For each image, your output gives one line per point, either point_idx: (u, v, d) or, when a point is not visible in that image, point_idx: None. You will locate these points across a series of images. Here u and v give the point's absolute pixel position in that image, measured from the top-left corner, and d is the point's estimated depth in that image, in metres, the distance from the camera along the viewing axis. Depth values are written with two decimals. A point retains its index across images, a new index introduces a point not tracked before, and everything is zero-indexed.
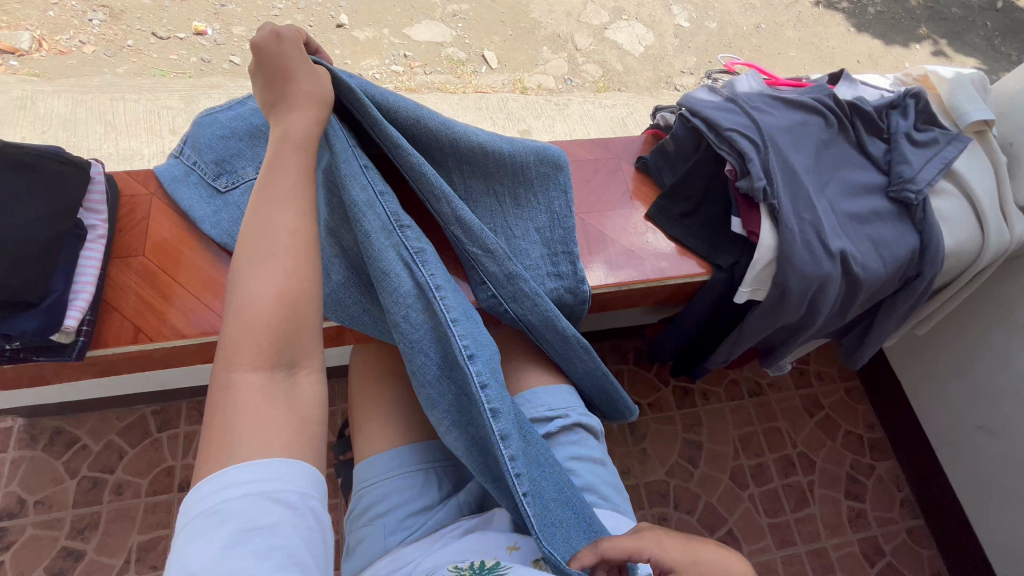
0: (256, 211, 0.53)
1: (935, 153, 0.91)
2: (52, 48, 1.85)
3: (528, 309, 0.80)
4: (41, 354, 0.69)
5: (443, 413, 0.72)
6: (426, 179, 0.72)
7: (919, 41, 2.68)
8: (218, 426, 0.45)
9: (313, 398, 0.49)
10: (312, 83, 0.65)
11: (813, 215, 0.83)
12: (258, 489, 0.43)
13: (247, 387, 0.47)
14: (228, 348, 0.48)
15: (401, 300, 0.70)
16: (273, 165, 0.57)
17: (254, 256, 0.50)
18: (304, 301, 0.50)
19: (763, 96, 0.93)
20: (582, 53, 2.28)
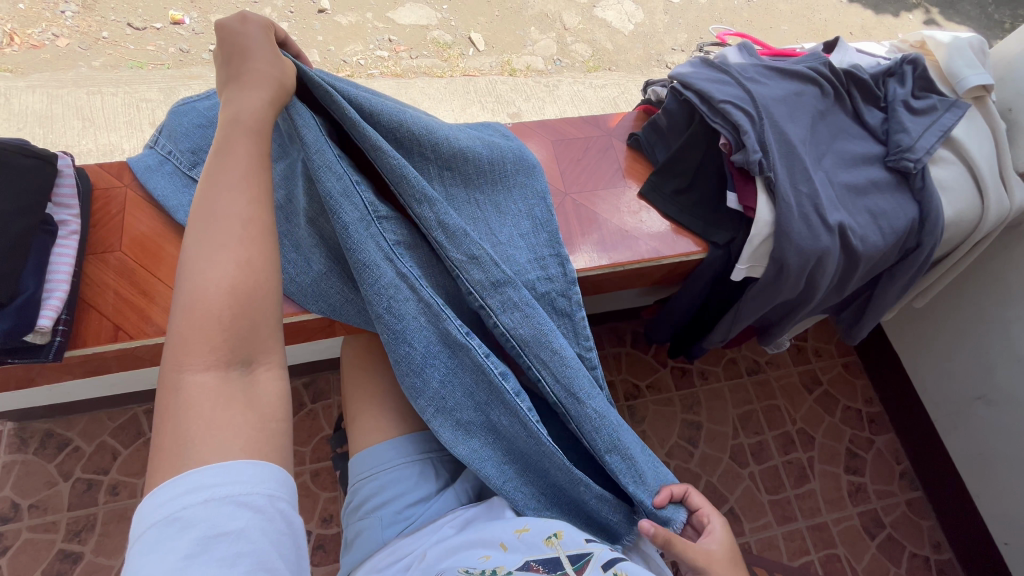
0: (203, 200, 0.50)
1: (932, 121, 0.89)
2: (23, 42, 1.79)
3: (512, 329, 0.71)
4: (17, 357, 0.66)
5: (427, 400, 0.71)
6: (405, 181, 0.69)
7: (910, 10, 2.64)
8: (168, 432, 0.43)
9: (272, 395, 0.48)
10: (270, 63, 0.62)
11: (810, 188, 0.81)
12: (220, 494, 0.42)
13: (199, 388, 0.45)
14: (177, 346, 0.46)
15: (382, 291, 0.68)
16: (222, 148, 0.54)
17: (206, 246, 0.48)
18: (259, 293, 0.48)
19: (755, 66, 0.90)
20: (571, 32, 2.23)
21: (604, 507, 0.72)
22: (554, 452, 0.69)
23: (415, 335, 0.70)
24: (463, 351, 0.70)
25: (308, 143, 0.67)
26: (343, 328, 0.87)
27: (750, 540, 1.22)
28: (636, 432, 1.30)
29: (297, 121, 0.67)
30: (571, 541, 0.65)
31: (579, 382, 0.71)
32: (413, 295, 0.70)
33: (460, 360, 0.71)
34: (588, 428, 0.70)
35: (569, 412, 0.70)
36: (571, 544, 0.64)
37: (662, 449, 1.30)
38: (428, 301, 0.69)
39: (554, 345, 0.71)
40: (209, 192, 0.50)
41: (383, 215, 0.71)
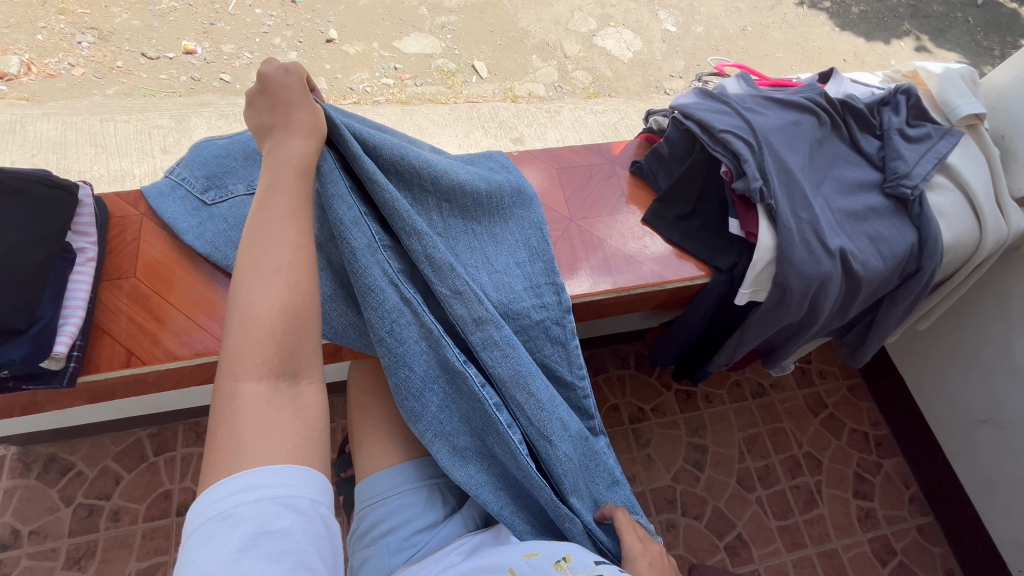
0: (255, 226, 0.53)
1: (929, 148, 0.91)
2: (40, 71, 1.85)
3: (498, 363, 0.70)
4: (30, 382, 0.67)
5: (426, 425, 0.71)
6: (400, 216, 0.70)
7: (901, 38, 2.72)
8: (224, 435, 0.45)
9: (317, 406, 0.49)
10: (310, 112, 0.65)
11: (811, 214, 0.83)
12: (269, 495, 0.44)
13: (251, 397, 0.47)
14: (232, 357, 0.48)
15: (386, 315, 0.69)
16: (273, 182, 0.57)
17: (258, 269, 0.50)
18: (306, 314, 0.51)
19: (754, 97, 0.92)
20: (571, 60, 2.29)
21: (587, 539, 0.70)
22: (540, 484, 0.68)
23: (415, 359, 0.70)
24: (457, 379, 0.70)
25: (323, 174, 0.69)
26: (349, 352, 0.88)
27: (758, 568, 1.21)
28: (642, 456, 1.29)
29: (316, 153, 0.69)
30: (580, 562, 0.63)
31: (554, 422, 0.70)
32: (412, 322, 0.70)
33: (456, 385, 0.72)
34: (558, 471, 0.69)
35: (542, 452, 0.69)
36: (580, 566, 0.62)
37: (667, 472, 1.29)
38: (427, 326, 0.70)
39: (532, 387, 0.71)
40: (263, 221, 0.53)
41: (386, 244, 0.72)
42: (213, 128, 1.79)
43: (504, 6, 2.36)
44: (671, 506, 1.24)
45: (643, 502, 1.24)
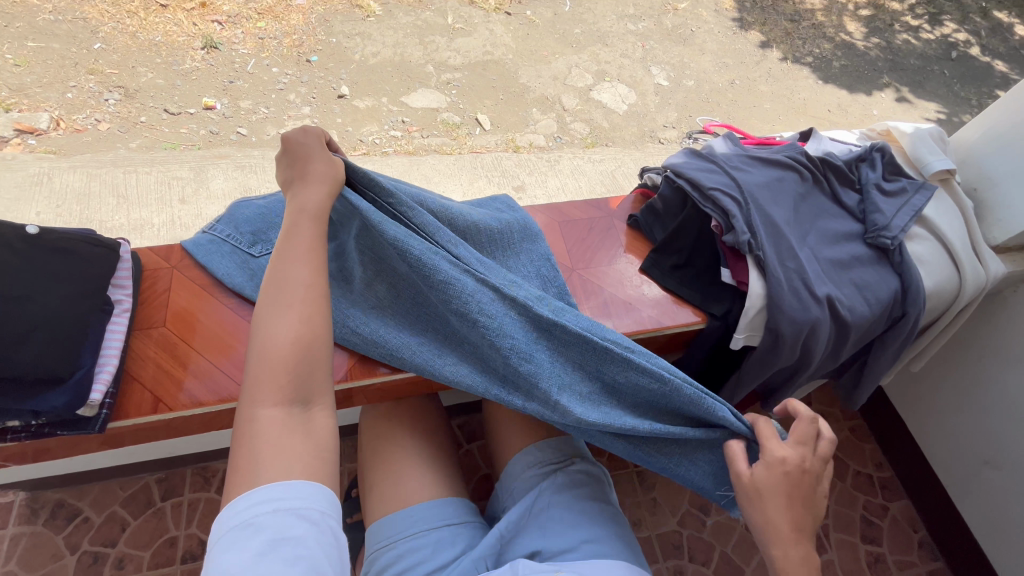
0: (276, 269, 0.63)
1: (905, 202, 0.98)
2: (69, 127, 1.97)
3: (575, 316, 0.85)
4: (64, 428, 0.71)
5: (548, 379, 0.80)
6: (438, 231, 0.86)
7: (882, 90, 2.89)
8: (244, 456, 0.53)
9: (326, 428, 0.58)
10: (327, 164, 0.76)
11: (797, 263, 0.88)
12: (285, 507, 0.51)
13: (268, 420, 0.55)
14: (253, 386, 0.57)
15: (471, 297, 0.81)
16: (291, 230, 0.67)
17: (274, 308, 0.60)
18: (316, 345, 0.60)
19: (740, 156, 1.00)
20: (570, 112, 2.43)
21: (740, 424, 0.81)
22: (680, 385, 0.79)
23: (511, 329, 0.81)
24: (554, 332, 0.82)
25: (367, 213, 0.82)
26: (362, 399, 0.91)
27: None
28: (647, 500, 1.29)
29: (353, 198, 0.83)
30: None
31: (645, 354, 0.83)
32: (491, 301, 0.82)
33: (549, 344, 0.83)
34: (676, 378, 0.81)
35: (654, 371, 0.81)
36: None
37: (673, 517, 1.29)
38: (511, 297, 0.83)
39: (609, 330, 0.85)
40: (280, 265, 0.63)
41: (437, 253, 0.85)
42: (230, 179, 1.89)
43: (505, 63, 2.52)
44: (678, 552, 1.24)
45: (649, 548, 1.24)
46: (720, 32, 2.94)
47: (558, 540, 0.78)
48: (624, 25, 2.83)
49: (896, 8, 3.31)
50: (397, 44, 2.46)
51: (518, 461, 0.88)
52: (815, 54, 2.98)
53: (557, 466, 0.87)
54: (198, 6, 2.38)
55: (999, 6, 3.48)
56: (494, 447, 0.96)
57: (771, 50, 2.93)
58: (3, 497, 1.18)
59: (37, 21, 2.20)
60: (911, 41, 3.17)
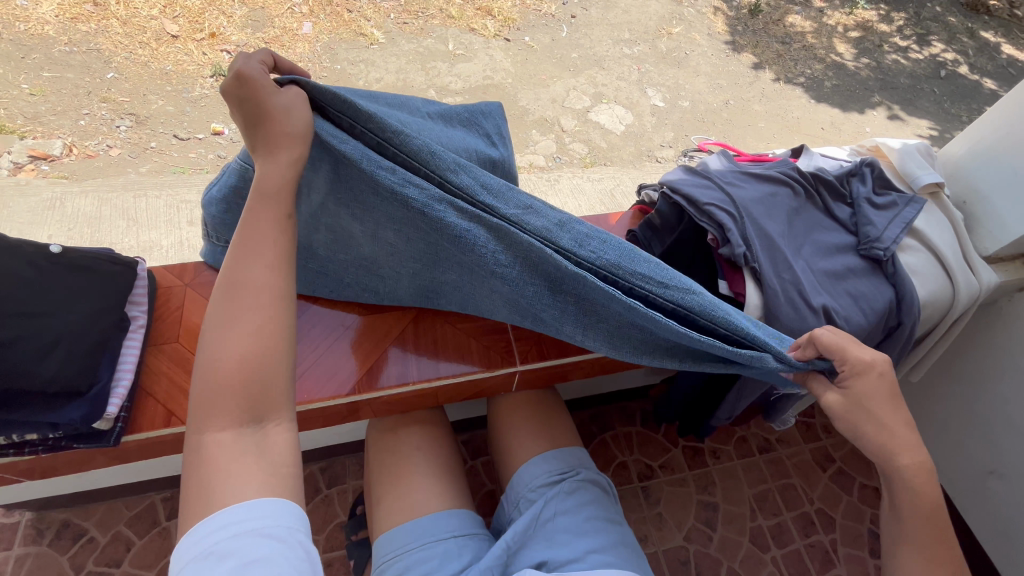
0: (231, 269, 0.58)
1: (896, 214, 1.00)
2: (81, 152, 2.03)
3: (597, 253, 0.75)
4: (80, 442, 0.74)
5: (571, 322, 0.80)
6: (435, 159, 0.77)
7: (874, 108, 2.96)
8: (194, 484, 0.51)
9: (284, 447, 0.54)
10: (290, 119, 0.67)
11: (793, 275, 0.91)
12: (250, 528, 0.49)
13: (218, 446, 0.52)
14: (202, 411, 0.53)
15: (484, 248, 0.77)
16: (247, 218, 0.61)
17: (223, 319, 0.56)
18: (269, 360, 0.55)
19: (733, 172, 1.03)
20: (568, 133, 2.49)
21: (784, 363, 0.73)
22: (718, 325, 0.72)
23: (525, 278, 0.78)
24: (568, 282, 0.77)
25: (355, 156, 0.75)
26: (368, 412, 0.93)
27: None
28: (652, 515, 1.29)
29: (335, 141, 0.74)
30: None
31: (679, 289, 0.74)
32: (500, 247, 0.77)
33: (569, 290, 0.78)
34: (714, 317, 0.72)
35: (693, 307, 0.72)
36: None
37: (679, 532, 1.28)
38: (521, 242, 0.75)
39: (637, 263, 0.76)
40: (233, 264, 0.58)
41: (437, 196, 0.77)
42: None
43: (505, 87, 2.60)
44: (685, 567, 1.23)
45: (656, 564, 1.23)
46: (713, 54, 3.03)
47: (566, 550, 0.78)
48: (620, 49, 2.92)
49: (885, 30, 3.41)
50: (400, 70, 2.54)
51: (524, 471, 0.90)
52: (807, 74, 3.06)
53: (563, 476, 0.87)
54: (207, 35, 2.47)
55: (985, 26, 3.58)
56: (500, 460, 0.97)
57: (764, 71, 3.01)
58: (9, 518, 1.19)
59: (53, 52, 2.29)
60: (900, 60, 3.25)
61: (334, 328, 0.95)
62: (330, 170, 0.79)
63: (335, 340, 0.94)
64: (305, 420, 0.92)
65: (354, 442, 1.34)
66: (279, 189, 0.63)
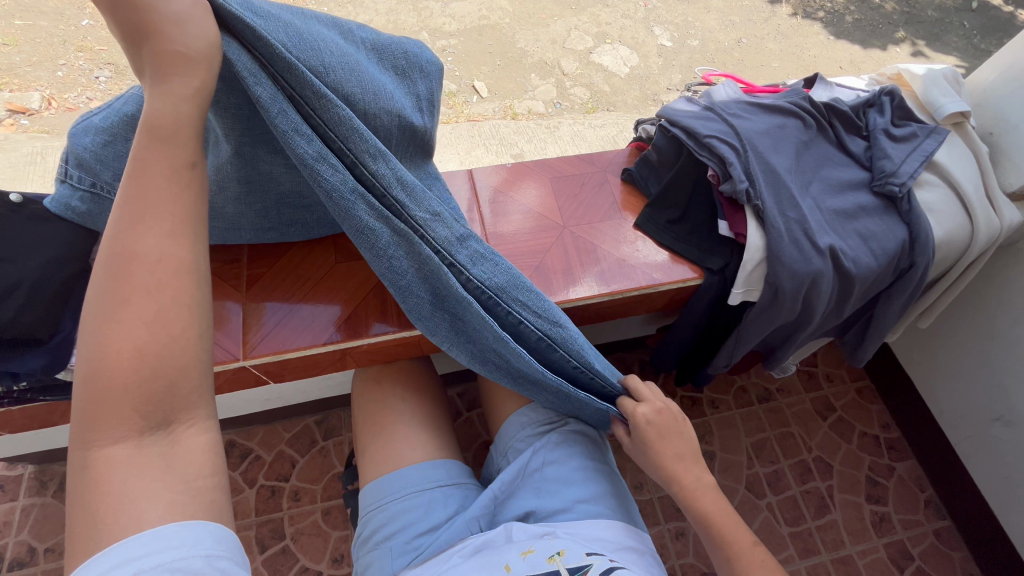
0: (120, 238, 0.47)
1: (915, 146, 0.92)
2: (60, 106, 1.95)
3: (487, 279, 0.73)
4: (47, 394, 0.75)
5: (443, 336, 0.77)
6: (357, 136, 0.66)
7: (898, 44, 2.76)
8: (79, 513, 0.42)
9: (195, 454, 0.47)
10: (191, 40, 0.54)
11: (798, 213, 0.85)
12: (152, 564, 0.41)
13: (109, 463, 0.44)
14: (85, 423, 0.44)
15: (383, 251, 0.70)
16: (137, 168, 0.50)
17: (111, 304, 0.46)
18: (172, 358, 0.46)
19: (739, 103, 0.95)
20: (570, 77, 2.35)
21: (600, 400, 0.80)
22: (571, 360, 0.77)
23: (411, 285, 0.73)
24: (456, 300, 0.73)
25: (265, 104, 0.61)
26: (352, 361, 0.90)
27: None
28: None
29: (247, 79, 0.60)
30: (572, 555, 0.66)
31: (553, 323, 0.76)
32: (400, 252, 0.71)
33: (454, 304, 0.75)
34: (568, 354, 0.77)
35: (555, 339, 0.75)
36: (572, 558, 0.65)
37: None
38: (420, 251, 0.70)
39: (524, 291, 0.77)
40: (122, 232, 0.47)
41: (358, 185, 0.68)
42: None
43: (502, 27, 2.43)
44: (681, 514, 1.24)
45: (651, 510, 1.23)
46: None
47: (553, 500, 0.77)
48: None
49: None
50: (390, 11, 2.38)
51: (510, 424, 0.87)
52: (827, 7, 2.84)
53: (551, 427, 0.84)
54: None
55: None
56: (489, 410, 0.95)
57: (781, 6, 2.80)
58: (13, 470, 1.21)
59: None
60: None
61: (311, 274, 0.90)
62: (244, 105, 0.65)
63: (314, 284, 0.89)
64: (288, 370, 0.89)
65: (347, 395, 1.33)
66: (176, 128, 0.52)
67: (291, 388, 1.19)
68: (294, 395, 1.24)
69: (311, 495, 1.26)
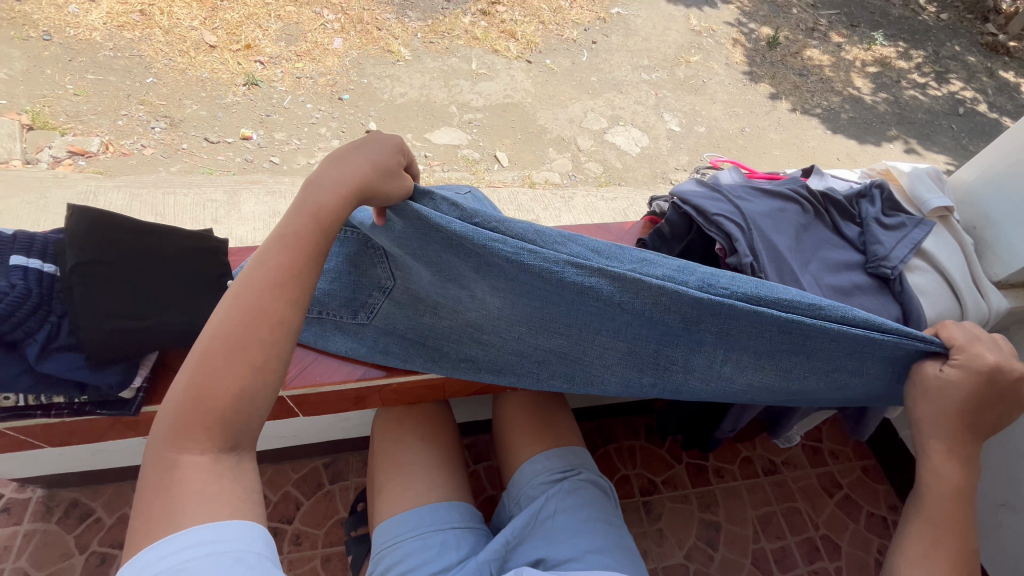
0: (241, 300, 0.59)
1: (904, 235, 1.02)
2: (117, 150, 2.13)
3: (730, 286, 0.72)
4: (103, 408, 0.81)
5: (720, 363, 0.78)
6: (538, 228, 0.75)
7: (891, 141, 2.98)
8: (158, 502, 0.51)
9: (256, 476, 0.56)
10: (385, 179, 0.71)
11: (798, 287, 0.92)
12: (218, 550, 0.49)
13: (190, 467, 0.53)
14: (177, 433, 0.54)
15: (611, 300, 0.73)
16: (282, 243, 0.63)
17: (225, 347, 0.57)
18: (258, 398, 0.57)
19: (744, 187, 1.06)
20: (585, 152, 2.55)
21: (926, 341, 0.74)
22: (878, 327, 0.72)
23: (663, 320, 0.74)
24: (717, 311, 0.72)
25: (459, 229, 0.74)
26: (377, 401, 0.96)
27: None
28: (653, 530, 1.28)
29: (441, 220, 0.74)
30: None
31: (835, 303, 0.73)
32: (627, 295, 0.73)
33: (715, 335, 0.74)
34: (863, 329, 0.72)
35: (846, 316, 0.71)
36: None
37: (679, 550, 1.27)
38: (647, 288, 0.72)
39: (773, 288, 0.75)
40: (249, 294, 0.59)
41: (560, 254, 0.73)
42: (261, 202, 1.97)
43: (524, 106, 2.67)
44: None
45: None
46: (731, 83, 3.09)
47: (563, 548, 0.78)
48: (638, 74, 2.99)
49: (903, 65, 3.45)
50: (423, 86, 2.63)
51: (524, 471, 0.90)
52: (824, 105, 3.10)
53: (564, 475, 0.88)
54: (243, 47, 2.59)
55: (1005, 66, 3.60)
56: (502, 458, 0.98)
57: (781, 101, 3.05)
58: (21, 493, 1.22)
59: (98, 57, 2.41)
60: (918, 96, 3.28)
61: None
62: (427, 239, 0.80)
63: None
64: (316, 406, 0.96)
65: (359, 440, 1.36)
66: (326, 222, 0.65)
67: (307, 426, 1.23)
68: (309, 435, 1.27)
69: (312, 540, 1.25)
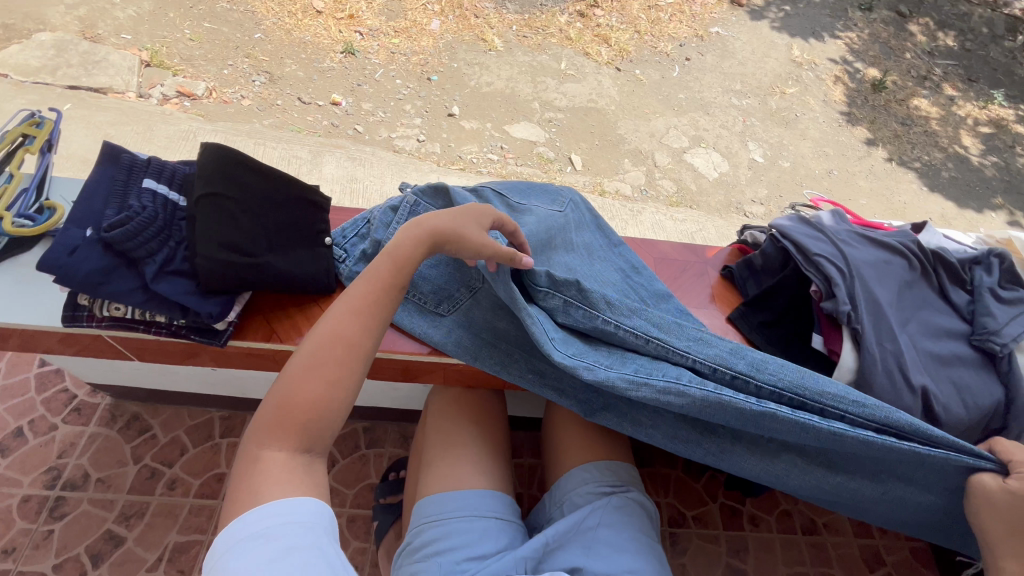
0: (328, 326, 0.68)
1: (1021, 313, 0.93)
2: (218, 97, 2.25)
3: (771, 379, 0.78)
4: (196, 334, 0.86)
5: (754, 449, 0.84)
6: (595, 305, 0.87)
7: (994, 210, 2.76)
8: (244, 488, 0.60)
9: (320, 477, 0.64)
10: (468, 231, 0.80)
11: (895, 346, 0.87)
12: (295, 520, 0.58)
13: (270, 461, 0.62)
14: (262, 431, 0.63)
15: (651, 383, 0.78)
16: (368, 280, 0.72)
17: (309, 364, 0.66)
18: (330, 411, 0.65)
19: (850, 231, 1.00)
20: (660, 169, 2.49)
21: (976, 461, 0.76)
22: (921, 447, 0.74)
23: (705, 411, 0.77)
24: (756, 417, 0.75)
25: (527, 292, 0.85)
26: (440, 378, 0.97)
27: None
28: (675, 563, 1.24)
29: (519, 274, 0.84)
30: None
31: (880, 409, 0.75)
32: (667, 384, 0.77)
33: (755, 425, 0.77)
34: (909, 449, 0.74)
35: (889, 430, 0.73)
36: None
37: None
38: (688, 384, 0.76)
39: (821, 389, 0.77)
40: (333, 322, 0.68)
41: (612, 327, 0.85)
42: (341, 166, 2.03)
43: (607, 113, 2.64)
44: None
45: None
46: (826, 122, 2.94)
47: (602, 562, 0.77)
48: (728, 98, 2.89)
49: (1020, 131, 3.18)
50: (510, 79, 2.65)
51: (570, 477, 0.89)
52: (924, 159, 2.90)
53: (613, 490, 0.87)
54: (346, 16, 2.68)
55: None
56: (548, 459, 0.98)
57: (877, 149, 2.88)
58: (93, 397, 1.31)
59: (216, 8, 2.56)
60: None
61: None
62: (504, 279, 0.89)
63: None
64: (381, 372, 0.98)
65: (399, 411, 1.38)
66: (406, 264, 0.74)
67: None
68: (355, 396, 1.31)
69: (341, 498, 1.29)
